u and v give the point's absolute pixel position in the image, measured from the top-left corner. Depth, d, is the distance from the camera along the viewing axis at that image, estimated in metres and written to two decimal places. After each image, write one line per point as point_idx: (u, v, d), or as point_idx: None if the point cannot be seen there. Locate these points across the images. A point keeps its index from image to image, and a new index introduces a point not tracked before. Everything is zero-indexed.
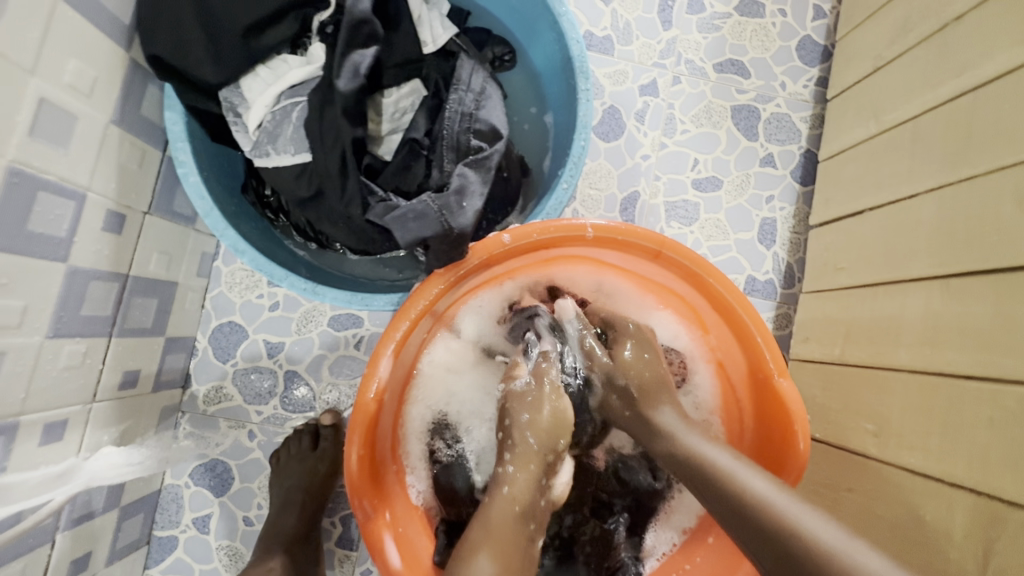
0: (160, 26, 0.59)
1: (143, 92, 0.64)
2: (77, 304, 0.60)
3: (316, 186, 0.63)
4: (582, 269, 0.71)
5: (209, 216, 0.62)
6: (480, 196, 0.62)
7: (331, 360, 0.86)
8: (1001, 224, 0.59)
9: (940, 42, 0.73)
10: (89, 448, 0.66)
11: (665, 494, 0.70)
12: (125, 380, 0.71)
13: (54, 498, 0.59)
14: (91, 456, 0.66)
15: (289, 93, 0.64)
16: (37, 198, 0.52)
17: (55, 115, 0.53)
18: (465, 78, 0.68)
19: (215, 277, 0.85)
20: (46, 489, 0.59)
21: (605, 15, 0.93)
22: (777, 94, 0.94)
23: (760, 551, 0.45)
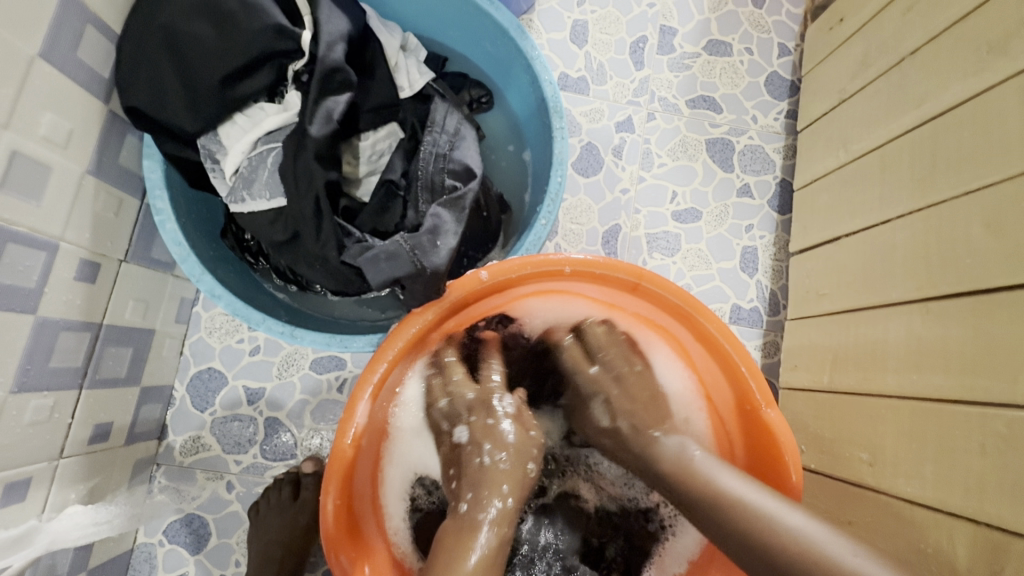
0: (139, 79, 0.60)
1: (122, 142, 0.65)
2: (45, 357, 0.59)
3: (292, 229, 0.62)
4: (572, 317, 0.71)
5: (185, 262, 0.62)
6: (454, 235, 0.63)
7: (313, 405, 0.84)
8: (971, 247, 0.60)
9: (899, 74, 0.75)
10: (53, 509, 0.63)
11: (659, 536, 0.66)
12: (96, 433, 0.68)
13: (10, 565, 0.57)
14: (54, 518, 0.63)
15: (266, 139, 0.64)
16: (6, 249, 0.52)
17: (28, 168, 0.53)
18: (439, 121, 0.69)
19: (195, 323, 0.84)
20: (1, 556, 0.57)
21: (579, 57, 0.96)
22: (750, 127, 0.97)
23: (731, 542, 0.50)
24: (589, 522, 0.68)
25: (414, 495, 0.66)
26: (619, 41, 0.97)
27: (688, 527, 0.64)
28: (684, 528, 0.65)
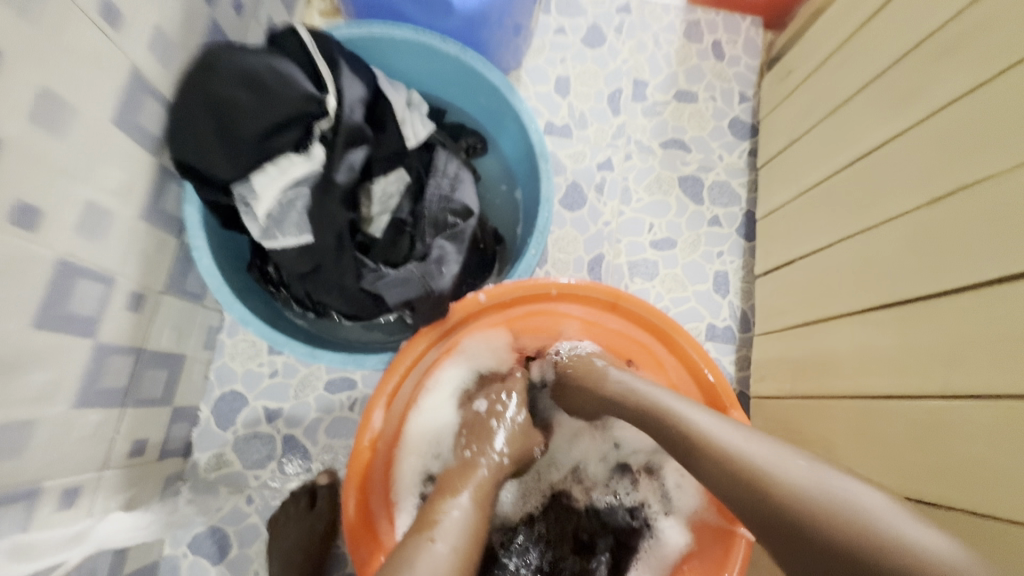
0: (184, 136, 0.69)
1: (164, 190, 0.73)
2: (100, 377, 0.67)
3: (316, 262, 0.72)
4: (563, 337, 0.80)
5: (219, 292, 0.71)
6: (457, 262, 0.73)
7: (327, 422, 0.92)
8: (899, 265, 0.70)
9: (836, 118, 0.87)
10: (100, 514, 0.69)
11: (643, 533, 0.73)
12: (134, 448, 0.76)
13: (68, 559, 0.64)
14: (100, 521, 0.69)
15: (293, 186, 0.73)
16: (77, 283, 0.60)
17: (97, 214, 0.62)
18: (443, 167, 0.80)
19: (219, 349, 0.93)
20: (63, 549, 0.63)
21: (563, 106, 1.09)
22: (716, 165, 1.09)
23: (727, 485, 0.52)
24: (580, 519, 0.75)
25: (424, 490, 0.71)
26: (598, 93, 1.10)
27: (672, 526, 0.71)
28: (667, 528, 0.72)
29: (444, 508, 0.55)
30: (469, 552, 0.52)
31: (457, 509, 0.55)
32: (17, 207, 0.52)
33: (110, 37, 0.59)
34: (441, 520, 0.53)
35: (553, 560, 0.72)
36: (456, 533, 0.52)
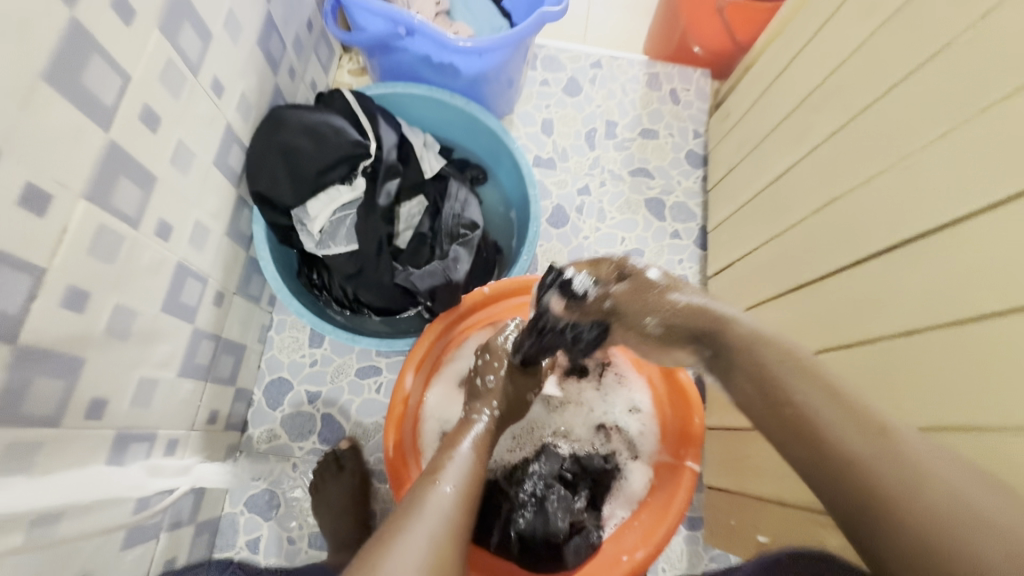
0: (260, 172, 0.91)
1: (240, 214, 0.94)
2: (194, 355, 0.87)
3: (360, 265, 0.94)
4: None
5: (281, 291, 0.93)
6: (468, 261, 0.96)
7: (359, 403, 1.12)
8: (798, 260, 0.92)
9: (760, 149, 1.11)
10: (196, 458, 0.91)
11: (614, 475, 0.92)
12: (210, 417, 0.95)
13: (184, 483, 0.85)
14: (197, 461, 0.91)
15: (341, 209, 0.96)
16: (187, 281, 0.81)
17: (201, 230, 0.83)
18: (454, 193, 1.02)
19: (269, 343, 1.13)
20: (179, 476, 0.85)
21: (548, 144, 1.33)
22: (676, 189, 1.32)
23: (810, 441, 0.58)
24: (564, 463, 0.91)
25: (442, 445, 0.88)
26: (577, 132, 1.34)
27: (636, 470, 0.92)
28: (633, 473, 0.92)
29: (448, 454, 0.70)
30: (471, 491, 0.66)
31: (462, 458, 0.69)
32: (159, 222, 0.73)
33: (216, 102, 0.82)
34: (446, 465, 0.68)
35: (544, 488, 0.87)
36: (461, 472, 0.67)
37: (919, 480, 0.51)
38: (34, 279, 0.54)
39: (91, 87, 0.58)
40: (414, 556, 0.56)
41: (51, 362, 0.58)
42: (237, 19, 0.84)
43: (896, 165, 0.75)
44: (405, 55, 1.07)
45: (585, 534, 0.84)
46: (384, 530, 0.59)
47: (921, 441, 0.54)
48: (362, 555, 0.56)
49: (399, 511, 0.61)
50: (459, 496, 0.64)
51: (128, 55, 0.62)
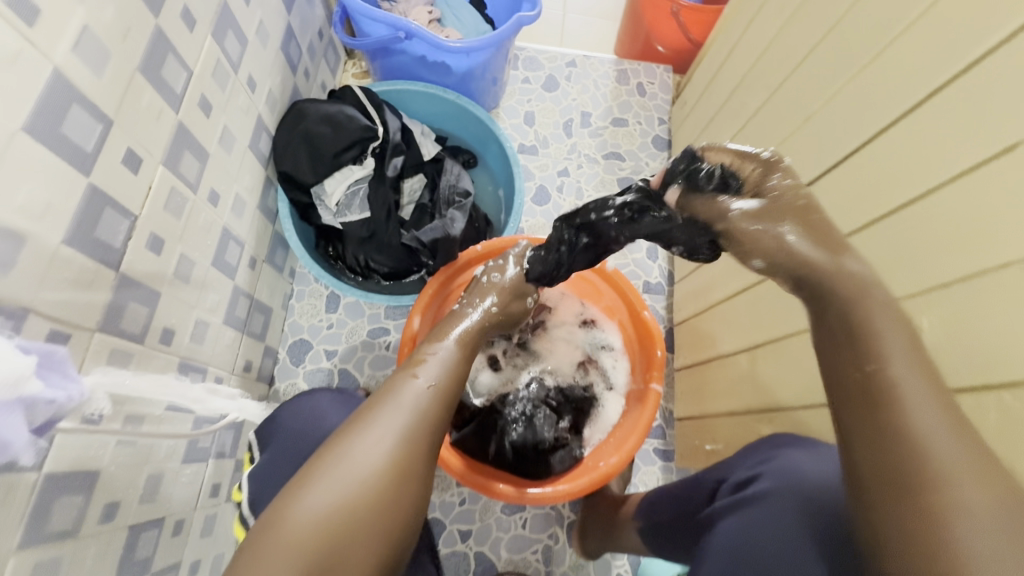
0: (285, 156, 1.08)
1: (268, 192, 1.11)
2: (234, 308, 1.03)
3: (371, 229, 1.13)
4: None
5: (304, 257, 1.09)
6: (462, 219, 1.13)
7: (370, 359, 1.28)
8: None
9: (711, 127, 1.29)
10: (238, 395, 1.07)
11: (592, 403, 1.08)
12: (245, 366, 1.11)
13: (231, 412, 1.01)
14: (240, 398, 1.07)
15: (354, 184, 1.14)
16: (230, 244, 0.98)
17: (239, 202, 1.00)
18: (449, 169, 1.20)
19: (291, 310, 1.29)
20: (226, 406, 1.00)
21: (531, 133, 1.51)
22: (645, 169, 1.50)
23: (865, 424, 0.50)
24: (550, 393, 1.07)
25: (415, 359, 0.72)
26: (556, 122, 1.52)
27: (610, 401, 1.08)
28: (608, 403, 1.08)
29: (430, 352, 0.73)
30: (449, 390, 0.69)
31: (441, 355, 0.72)
32: (210, 191, 0.90)
33: (250, 95, 0.99)
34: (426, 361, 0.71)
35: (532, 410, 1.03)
36: (438, 370, 0.70)
37: (939, 479, 0.45)
38: (130, 223, 0.71)
39: (167, 78, 0.75)
40: (380, 441, 0.60)
41: (139, 291, 0.74)
42: (266, 28, 1.02)
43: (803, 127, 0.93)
44: (404, 57, 1.25)
45: (568, 449, 1.01)
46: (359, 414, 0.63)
47: (954, 442, 0.47)
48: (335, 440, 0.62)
49: (373, 400, 0.65)
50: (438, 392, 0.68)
51: (190, 54, 0.80)
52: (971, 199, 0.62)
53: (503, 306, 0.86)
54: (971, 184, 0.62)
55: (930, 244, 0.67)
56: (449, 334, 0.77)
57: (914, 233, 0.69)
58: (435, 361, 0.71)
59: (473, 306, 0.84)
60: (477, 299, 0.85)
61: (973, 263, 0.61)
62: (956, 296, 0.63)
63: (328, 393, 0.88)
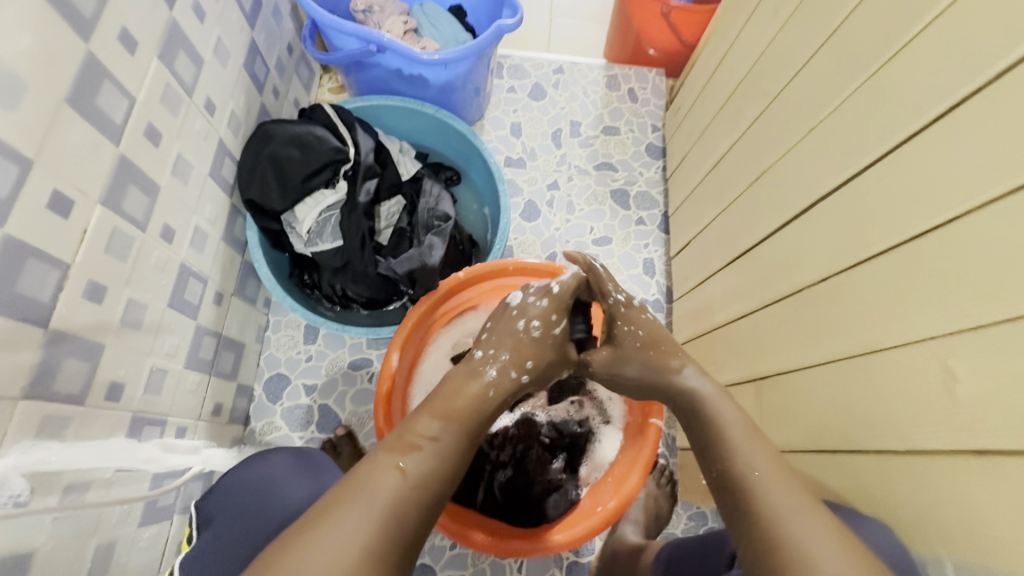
0: (252, 182, 1.00)
1: (234, 221, 1.04)
2: (197, 349, 0.95)
3: (345, 259, 1.04)
4: None
5: (274, 290, 1.01)
6: (442, 247, 1.05)
7: (352, 393, 1.20)
8: (739, 232, 1.03)
9: (706, 135, 1.22)
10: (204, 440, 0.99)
11: (588, 438, 1.01)
12: (214, 409, 1.03)
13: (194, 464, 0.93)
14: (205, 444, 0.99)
15: (326, 210, 1.05)
16: (189, 281, 0.90)
17: (199, 235, 0.93)
18: (429, 190, 1.13)
19: (267, 343, 1.22)
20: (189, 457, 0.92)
21: (517, 145, 1.43)
22: (639, 180, 1.43)
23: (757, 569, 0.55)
24: (541, 431, 1.00)
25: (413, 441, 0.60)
26: (544, 133, 1.45)
27: (607, 438, 1.00)
28: (604, 440, 1.00)
29: (426, 434, 0.61)
30: (436, 491, 0.58)
31: (440, 443, 0.61)
32: (163, 226, 0.82)
33: (208, 120, 0.92)
34: (420, 447, 0.60)
35: (523, 452, 0.97)
36: (429, 464, 0.59)
37: None
38: (62, 272, 0.63)
39: (104, 108, 0.68)
40: (339, 550, 0.49)
41: (78, 345, 0.66)
42: (225, 45, 0.94)
43: (804, 139, 0.85)
44: (379, 70, 1.18)
45: (563, 492, 0.95)
46: (325, 506, 0.53)
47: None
48: (284, 537, 0.51)
49: (343, 487, 0.55)
50: (422, 495, 0.56)
51: (132, 80, 0.72)
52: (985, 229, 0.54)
53: (541, 366, 0.77)
54: (988, 218, 0.53)
55: (942, 271, 0.58)
56: (453, 409, 0.65)
57: (918, 264, 0.61)
58: (431, 446, 0.60)
59: (512, 373, 0.73)
60: (514, 364, 0.74)
61: (979, 314, 0.54)
62: (968, 347, 0.55)
63: (284, 453, 0.80)
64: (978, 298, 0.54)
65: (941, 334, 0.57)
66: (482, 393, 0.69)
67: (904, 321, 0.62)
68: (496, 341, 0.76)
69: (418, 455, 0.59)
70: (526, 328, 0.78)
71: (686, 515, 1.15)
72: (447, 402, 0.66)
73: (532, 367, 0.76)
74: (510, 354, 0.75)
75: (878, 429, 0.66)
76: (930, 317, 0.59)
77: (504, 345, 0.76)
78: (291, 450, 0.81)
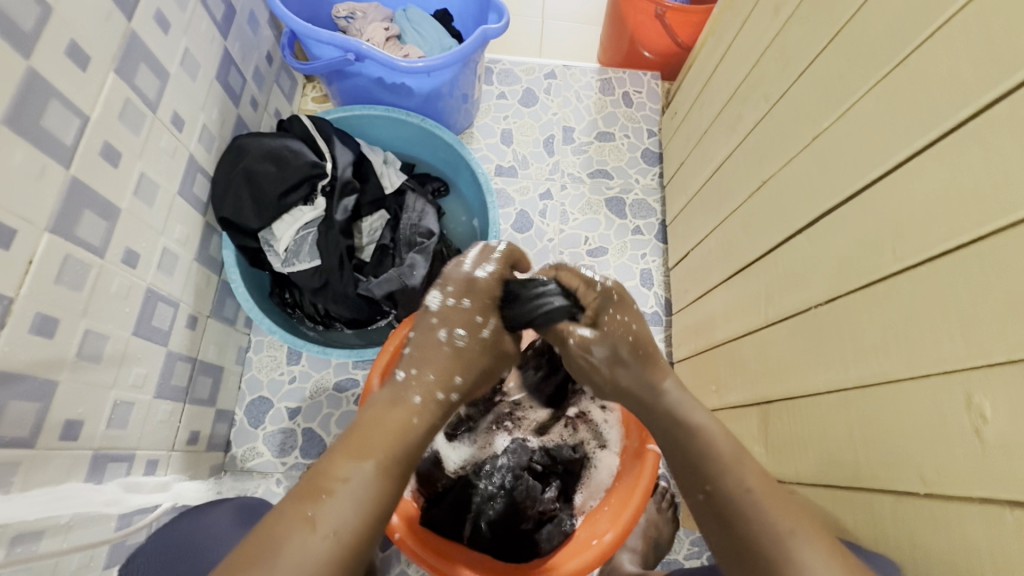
0: (226, 200, 0.95)
1: (209, 240, 0.99)
2: (169, 377, 0.90)
3: (324, 278, 1.00)
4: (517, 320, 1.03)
5: (251, 311, 0.96)
6: (424, 265, 1.02)
7: (338, 415, 1.15)
8: (740, 243, 0.98)
9: (704, 141, 1.16)
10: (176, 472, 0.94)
11: (583, 463, 0.96)
12: (190, 437, 0.98)
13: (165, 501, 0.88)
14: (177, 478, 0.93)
15: (304, 227, 1.00)
16: (157, 306, 0.85)
17: (169, 257, 0.88)
18: (412, 205, 1.10)
19: (248, 364, 1.17)
20: (159, 493, 0.88)
21: (508, 153, 1.38)
22: (635, 187, 1.38)
23: None
24: (534, 456, 0.95)
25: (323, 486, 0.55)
26: (535, 140, 1.40)
27: (603, 464, 0.95)
28: (600, 465, 0.95)
29: (340, 474, 0.55)
30: (356, 540, 0.53)
31: (356, 487, 0.55)
32: (126, 251, 0.77)
33: (176, 136, 0.87)
34: (331, 495, 0.54)
35: (514, 480, 0.91)
36: (347, 512, 0.53)
37: None
38: (4, 307, 0.59)
39: (50, 129, 0.63)
40: None
41: (24, 385, 0.62)
42: (194, 57, 0.89)
43: (808, 147, 0.80)
44: (361, 79, 1.13)
45: (556, 522, 0.89)
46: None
47: None
48: None
49: (247, 556, 0.49)
50: (335, 547, 0.51)
51: (84, 97, 0.67)
52: (1012, 251, 0.48)
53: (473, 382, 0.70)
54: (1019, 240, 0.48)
55: (966, 296, 0.53)
56: (371, 445, 0.58)
57: (938, 288, 0.56)
58: (348, 492, 0.55)
59: (440, 393, 0.66)
60: (441, 381, 0.67)
61: (1010, 346, 0.48)
62: (1000, 381, 0.49)
63: (226, 507, 0.78)
64: (1012, 329, 0.48)
65: (971, 367, 0.52)
66: (404, 420, 0.62)
67: (929, 351, 0.57)
68: (418, 359, 0.68)
69: (333, 504, 0.53)
70: (445, 341, 0.68)
71: (689, 540, 1.10)
72: (366, 433, 0.60)
73: (461, 381, 0.68)
74: (433, 374, 0.67)
75: (900, 468, 0.61)
76: (957, 349, 0.54)
77: (427, 364, 0.67)
78: (235, 503, 0.80)
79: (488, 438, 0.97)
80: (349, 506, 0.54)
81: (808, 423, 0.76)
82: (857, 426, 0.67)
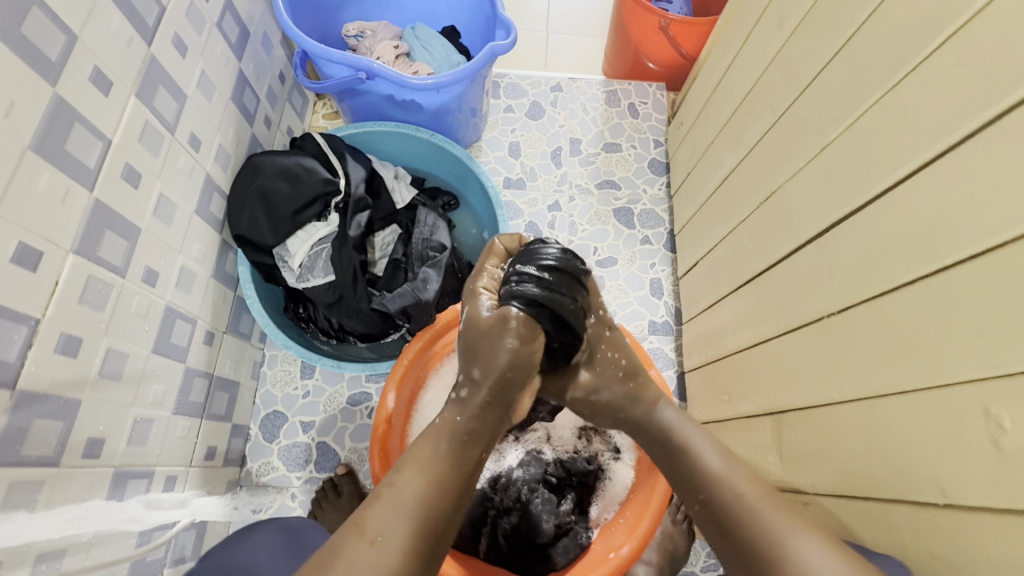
0: (242, 217, 0.97)
1: (225, 257, 1.00)
2: (187, 393, 0.91)
3: (338, 293, 1.01)
4: None
5: (267, 326, 0.97)
6: (436, 279, 1.03)
7: (351, 429, 1.15)
8: (749, 253, 0.98)
9: (711, 151, 1.17)
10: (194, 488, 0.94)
11: (598, 476, 0.95)
12: (207, 453, 0.98)
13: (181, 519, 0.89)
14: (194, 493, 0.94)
15: (318, 243, 1.02)
16: (175, 323, 0.87)
17: (187, 275, 0.89)
18: (423, 219, 1.10)
19: (263, 378, 1.18)
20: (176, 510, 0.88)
21: (516, 165, 1.39)
22: (642, 198, 1.38)
23: None
24: (549, 468, 0.94)
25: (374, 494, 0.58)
26: (543, 152, 1.41)
27: (618, 476, 0.95)
28: (616, 476, 0.95)
29: (391, 481, 0.59)
30: (403, 546, 0.54)
31: (403, 490, 0.58)
32: (145, 269, 0.79)
33: (195, 156, 0.89)
34: (380, 498, 0.57)
35: (529, 492, 0.90)
36: (394, 516, 0.55)
37: None
38: (30, 328, 0.60)
39: (75, 154, 0.65)
40: None
41: (49, 405, 0.63)
42: (210, 79, 0.91)
43: (816, 158, 0.80)
44: (371, 96, 1.15)
45: (573, 535, 0.87)
46: None
47: None
48: None
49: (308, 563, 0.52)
50: (384, 549, 0.53)
51: (105, 121, 0.69)
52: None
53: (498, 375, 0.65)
54: None
55: (980, 306, 0.53)
56: (415, 457, 0.62)
57: (951, 297, 0.56)
58: (395, 496, 0.57)
59: (461, 394, 0.66)
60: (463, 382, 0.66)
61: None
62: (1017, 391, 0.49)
63: (273, 526, 0.80)
64: None
65: (987, 376, 0.52)
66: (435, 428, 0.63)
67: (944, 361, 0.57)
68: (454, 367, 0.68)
69: (381, 508, 0.56)
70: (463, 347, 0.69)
71: (705, 552, 1.09)
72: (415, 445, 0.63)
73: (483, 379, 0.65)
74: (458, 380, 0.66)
75: (919, 478, 0.60)
76: (973, 357, 0.53)
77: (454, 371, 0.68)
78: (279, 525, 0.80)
79: (502, 449, 0.96)
80: (392, 505, 0.56)
81: (823, 433, 0.76)
82: (874, 436, 0.67)
